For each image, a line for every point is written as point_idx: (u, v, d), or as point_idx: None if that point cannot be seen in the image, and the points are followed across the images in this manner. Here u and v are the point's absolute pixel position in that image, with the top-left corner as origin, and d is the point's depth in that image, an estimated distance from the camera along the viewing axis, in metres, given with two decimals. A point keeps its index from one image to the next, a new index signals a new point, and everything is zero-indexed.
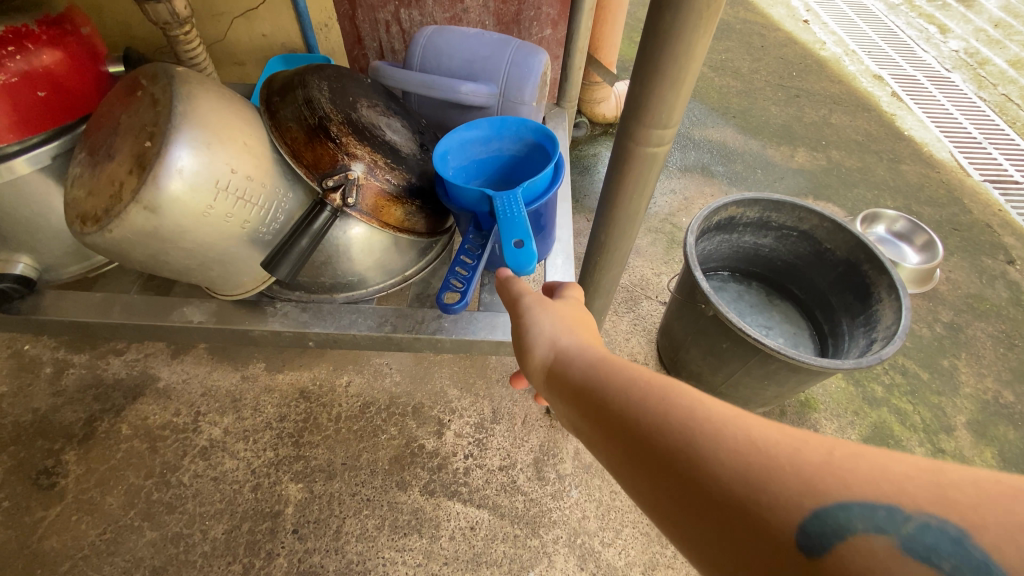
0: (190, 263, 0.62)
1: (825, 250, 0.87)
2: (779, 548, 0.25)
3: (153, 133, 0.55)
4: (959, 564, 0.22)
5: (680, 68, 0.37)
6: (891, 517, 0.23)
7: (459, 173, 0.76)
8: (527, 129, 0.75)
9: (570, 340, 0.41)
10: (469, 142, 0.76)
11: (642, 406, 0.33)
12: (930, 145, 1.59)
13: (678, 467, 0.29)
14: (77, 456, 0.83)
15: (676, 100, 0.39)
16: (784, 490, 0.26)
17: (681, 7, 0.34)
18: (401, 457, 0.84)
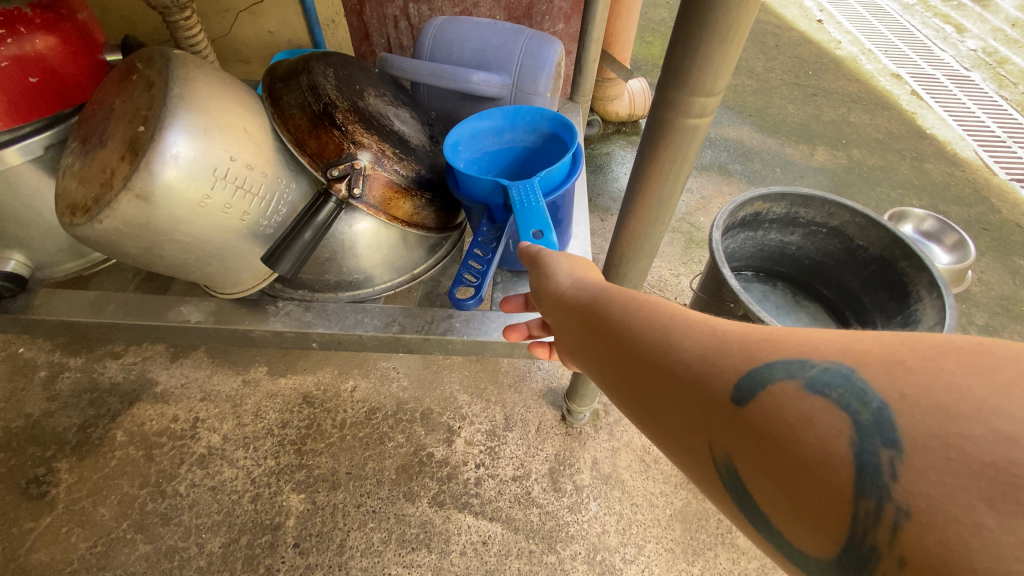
0: (187, 258, 0.58)
1: (856, 247, 0.83)
2: (721, 410, 0.26)
3: (147, 117, 0.52)
4: (844, 393, 0.22)
5: (732, 22, 0.32)
6: (803, 367, 0.24)
7: (471, 165, 0.72)
8: (543, 118, 0.71)
9: (579, 272, 0.42)
10: (481, 133, 0.72)
11: (635, 317, 0.33)
12: (953, 144, 1.54)
13: (651, 356, 0.31)
14: (69, 465, 0.79)
15: (724, 65, 0.35)
16: (732, 360, 0.27)
17: None
18: (409, 466, 0.79)
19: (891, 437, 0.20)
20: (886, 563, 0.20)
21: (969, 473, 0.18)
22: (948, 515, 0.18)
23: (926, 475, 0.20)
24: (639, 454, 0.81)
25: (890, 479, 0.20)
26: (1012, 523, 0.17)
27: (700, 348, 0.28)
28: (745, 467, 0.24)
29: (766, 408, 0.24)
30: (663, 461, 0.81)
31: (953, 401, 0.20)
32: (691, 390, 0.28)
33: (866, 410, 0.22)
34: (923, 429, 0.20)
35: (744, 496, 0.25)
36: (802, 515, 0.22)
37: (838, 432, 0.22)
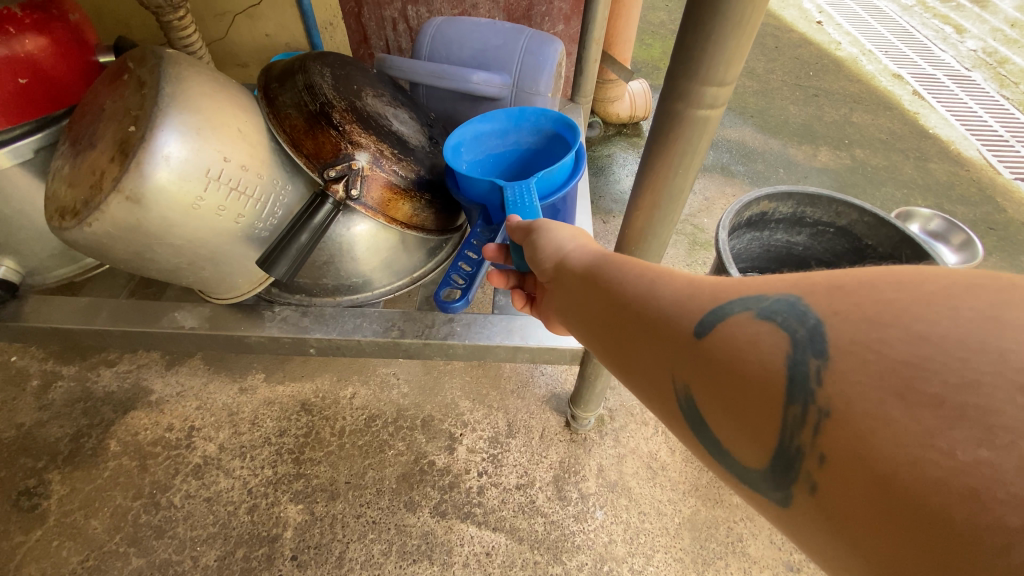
0: (180, 262, 0.57)
1: (865, 247, 0.81)
2: (687, 345, 0.27)
3: (138, 117, 0.50)
4: (787, 316, 0.24)
5: (746, 8, 0.31)
6: (758, 299, 0.25)
7: (473, 167, 0.70)
8: (546, 118, 0.69)
9: (575, 244, 0.42)
10: (483, 134, 0.71)
11: (622, 276, 0.35)
12: (957, 143, 1.53)
13: (632, 310, 0.32)
14: (62, 476, 0.77)
15: (737, 54, 0.33)
16: (701, 302, 0.28)
17: None
18: (409, 475, 0.77)
19: (821, 347, 0.22)
20: (807, 461, 0.21)
21: (883, 371, 0.20)
22: (865, 413, 0.20)
23: (847, 377, 0.21)
24: (646, 460, 0.79)
25: (815, 386, 0.21)
26: (917, 413, 0.19)
27: (675, 299, 0.30)
28: (702, 399, 0.26)
29: (720, 338, 0.26)
30: (670, 468, 0.79)
31: (877, 311, 0.21)
32: (663, 335, 0.29)
33: (803, 327, 0.23)
34: (849, 337, 0.21)
35: (700, 423, 0.26)
36: (745, 434, 0.24)
37: (778, 349, 0.23)
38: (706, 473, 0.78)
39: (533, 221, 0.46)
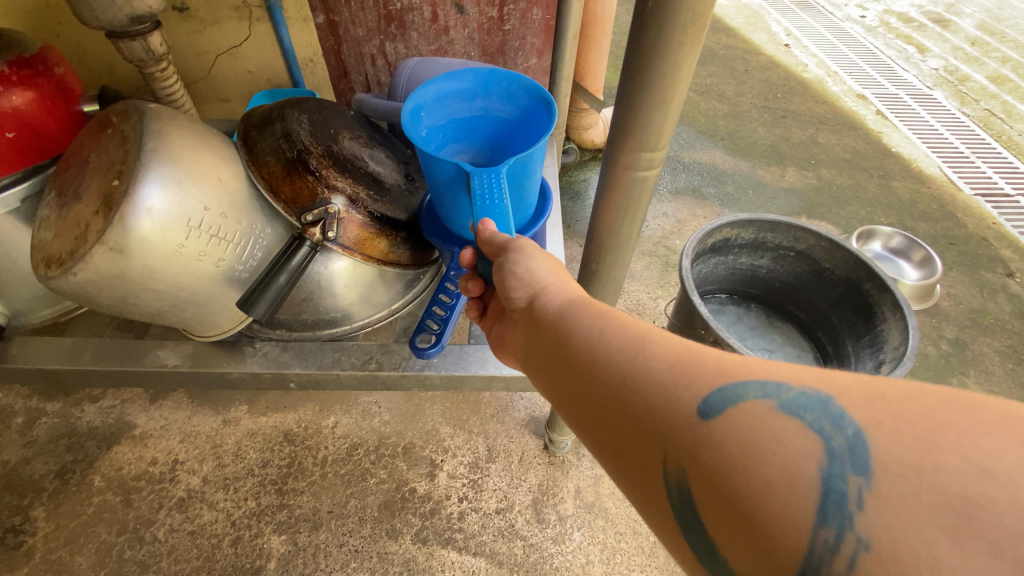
0: (163, 305, 0.59)
1: (823, 270, 0.85)
2: (686, 420, 0.28)
3: (121, 172, 0.53)
4: (819, 416, 0.25)
5: (668, 89, 0.35)
6: (778, 390, 0.27)
7: (434, 134, 0.61)
8: (521, 87, 0.59)
9: (556, 286, 0.44)
10: (448, 96, 0.60)
11: (605, 333, 0.37)
12: (919, 161, 1.60)
13: (618, 368, 0.34)
14: (46, 512, 0.78)
15: (664, 125, 0.38)
16: (703, 375, 0.30)
17: (665, 24, 0.32)
18: (391, 502, 0.79)
19: (863, 466, 0.23)
20: None
21: (939, 506, 0.21)
22: (912, 546, 0.20)
23: (894, 505, 0.22)
24: None
25: (854, 508, 0.22)
26: (976, 561, 0.19)
27: (671, 366, 0.32)
28: (695, 479, 0.27)
29: (734, 424, 0.27)
30: None
31: (934, 435, 0.22)
32: (655, 401, 0.31)
33: (840, 436, 0.24)
34: (896, 458, 0.22)
35: (691, 510, 0.27)
36: (744, 530, 0.24)
37: (808, 454, 0.25)
38: None
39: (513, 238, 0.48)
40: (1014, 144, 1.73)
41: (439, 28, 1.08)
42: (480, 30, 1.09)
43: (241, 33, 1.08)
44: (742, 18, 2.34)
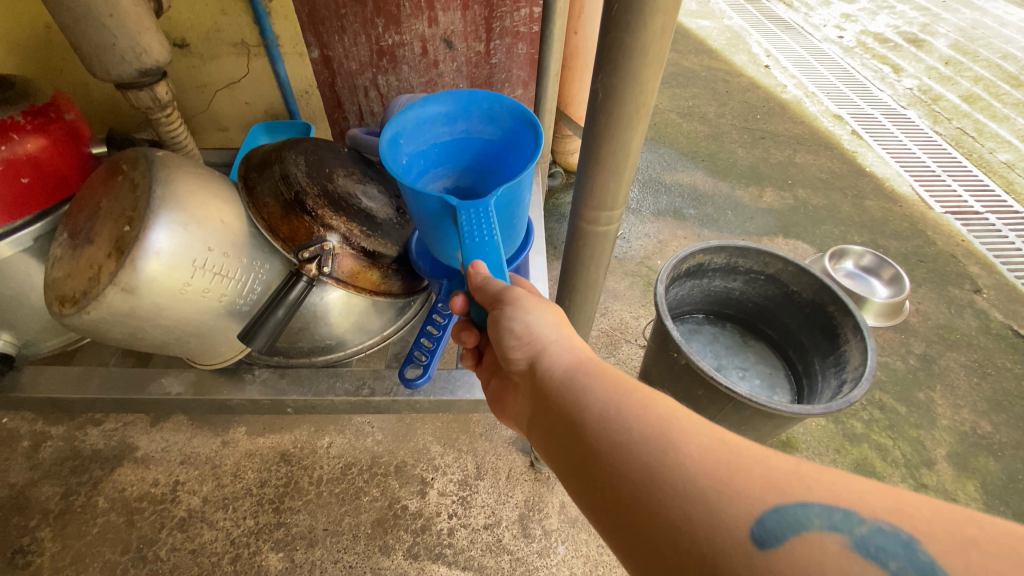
0: (169, 338, 0.63)
1: (791, 292, 0.91)
2: (737, 540, 0.30)
3: (132, 218, 0.57)
4: (903, 565, 0.27)
5: (619, 157, 0.45)
6: (849, 523, 0.29)
7: (415, 158, 0.62)
8: (503, 107, 0.60)
9: (568, 356, 0.46)
10: (428, 120, 0.61)
11: (624, 416, 0.38)
12: (892, 180, 1.67)
13: (645, 461, 0.35)
14: (52, 533, 0.81)
15: (619, 186, 0.47)
16: (751, 489, 0.32)
17: (614, 110, 0.42)
18: (384, 520, 0.83)
19: None
20: None
21: None
22: None
23: None
24: None
25: None
26: None
27: (711, 475, 0.33)
28: None
29: (797, 556, 0.28)
30: None
31: None
32: (689, 506, 0.32)
33: None
34: None
35: None
36: None
37: None
38: None
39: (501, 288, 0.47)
40: (984, 162, 1.80)
41: (429, 62, 1.13)
42: (468, 63, 1.14)
43: (239, 68, 1.14)
44: (724, 40, 2.42)
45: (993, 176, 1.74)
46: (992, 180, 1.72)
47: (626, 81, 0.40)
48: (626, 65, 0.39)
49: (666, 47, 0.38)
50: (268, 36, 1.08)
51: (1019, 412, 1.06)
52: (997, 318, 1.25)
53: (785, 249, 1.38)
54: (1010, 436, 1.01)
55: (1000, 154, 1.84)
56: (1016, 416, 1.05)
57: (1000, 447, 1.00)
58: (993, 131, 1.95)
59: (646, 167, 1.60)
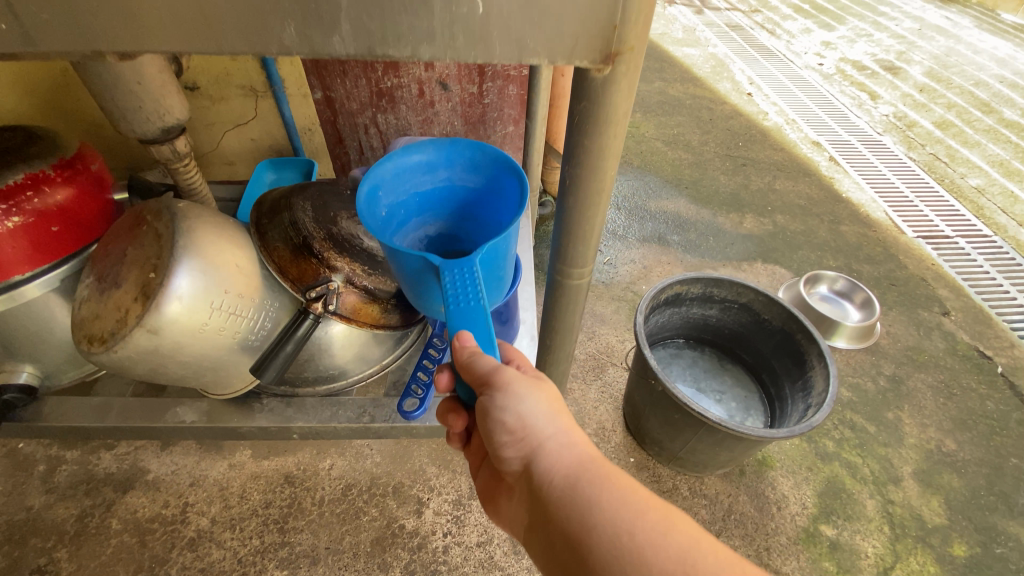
0: (186, 372, 0.69)
1: (763, 320, 0.97)
2: None
3: (156, 265, 0.64)
4: None
5: (584, 227, 0.51)
6: None
7: (395, 208, 0.64)
8: (483, 156, 0.63)
9: (569, 456, 0.50)
10: (409, 170, 0.64)
11: (636, 540, 0.43)
12: (866, 206, 1.75)
13: None
14: (68, 554, 0.86)
15: (587, 250, 0.54)
16: None
17: (579, 193, 0.48)
18: (382, 538, 0.88)
19: None
20: None
21: None
22: None
23: None
24: None
25: None
26: None
27: None
28: None
29: None
30: None
31: None
32: None
33: None
34: None
35: None
36: None
37: None
38: None
39: (494, 372, 0.50)
40: (956, 187, 1.88)
41: (425, 102, 1.20)
42: (462, 103, 1.21)
43: (247, 108, 1.21)
44: (708, 67, 2.53)
45: (964, 200, 1.82)
46: (962, 205, 1.80)
47: (587, 172, 0.46)
48: (587, 160, 0.45)
49: (620, 146, 0.44)
50: (275, 80, 1.15)
51: (982, 430, 1.12)
52: (964, 339, 1.32)
53: (764, 273, 1.46)
54: (973, 454, 1.08)
55: (972, 179, 1.93)
56: (979, 434, 1.11)
57: (964, 464, 1.06)
58: (965, 156, 2.03)
59: (632, 194, 1.68)
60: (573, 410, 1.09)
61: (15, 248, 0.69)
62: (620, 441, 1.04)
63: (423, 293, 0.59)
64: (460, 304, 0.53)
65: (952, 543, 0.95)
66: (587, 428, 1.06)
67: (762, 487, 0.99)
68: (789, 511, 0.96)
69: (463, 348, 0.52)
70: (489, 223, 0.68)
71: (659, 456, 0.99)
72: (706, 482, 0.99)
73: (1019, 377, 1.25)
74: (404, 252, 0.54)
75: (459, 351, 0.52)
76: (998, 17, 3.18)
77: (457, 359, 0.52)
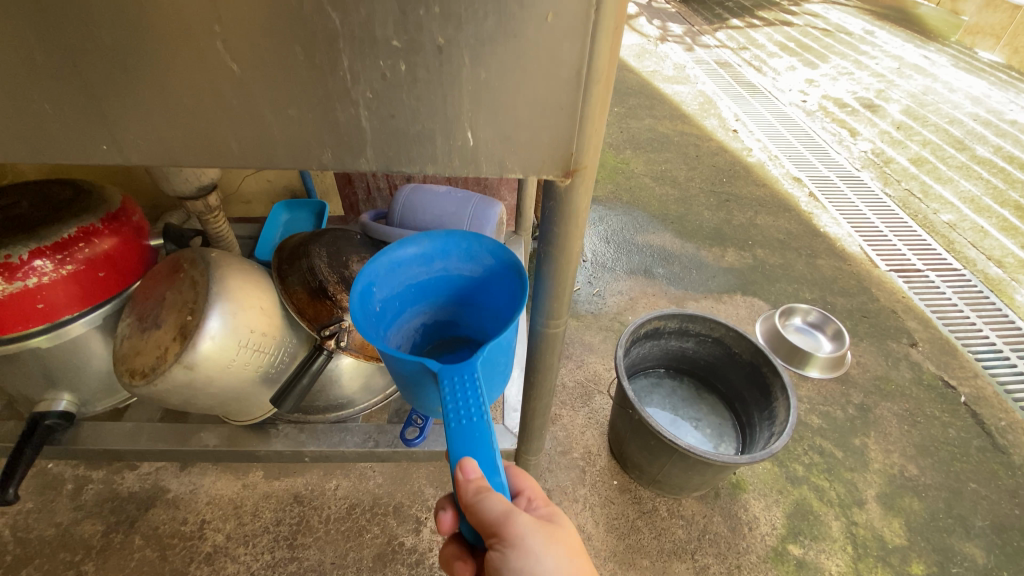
0: (213, 401, 0.78)
1: (734, 353, 1.06)
2: None
3: (193, 309, 0.73)
4: None
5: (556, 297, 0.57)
6: None
7: (389, 301, 0.62)
8: (481, 247, 0.61)
9: None
10: (404, 263, 0.62)
11: None
12: (842, 240, 1.86)
13: None
14: (94, 567, 0.94)
15: (559, 312, 0.60)
16: None
17: (549, 271, 0.54)
18: (383, 554, 0.96)
19: None
20: None
21: None
22: None
23: None
24: None
25: None
26: None
27: None
28: None
29: None
30: (594, 537, 1.01)
31: None
32: None
33: None
34: None
35: None
36: None
37: None
38: (622, 541, 1.01)
39: (512, 530, 0.46)
40: (929, 222, 1.99)
41: None
42: None
43: None
44: (696, 105, 2.67)
45: (935, 235, 1.93)
46: (934, 239, 1.91)
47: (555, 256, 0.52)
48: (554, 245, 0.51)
49: (582, 236, 0.50)
50: None
51: (943, 456, 1.20)
52: (930, 369, 1.41)
53: (743, 305, 1.56)
54: (934, 479, 1.15)
55: (944, 214, 2.03)
56: (940, 460, 1.19)
57: (924, 488, 1.14)
58: (939, 192, 2.14)
59: (621, 229, 1.79)
60: (562, 435, 1.18)
61: (66, 292, 0.78)
62: (604, 465, 1.13)
63: (420, 394, 0.57)
64: (461, 420, 0.49)
65: (910, 562, 1.02)
66: (574, 452, 1.15)
67: (735, 508, 1.07)
68: (760, 531, 1.04)
69: (468, 481, 0.46)
70: (488, 312, 0.66)
71: (640, 479, 1.07)
72: (684, 504, 1.06)
73: (981, 406, 1.33)
74: (401, 357, 0.52)
75: (464, 487, 0.46)
76: (976, 55, 3.33)
77: (463, 497, 0.46)
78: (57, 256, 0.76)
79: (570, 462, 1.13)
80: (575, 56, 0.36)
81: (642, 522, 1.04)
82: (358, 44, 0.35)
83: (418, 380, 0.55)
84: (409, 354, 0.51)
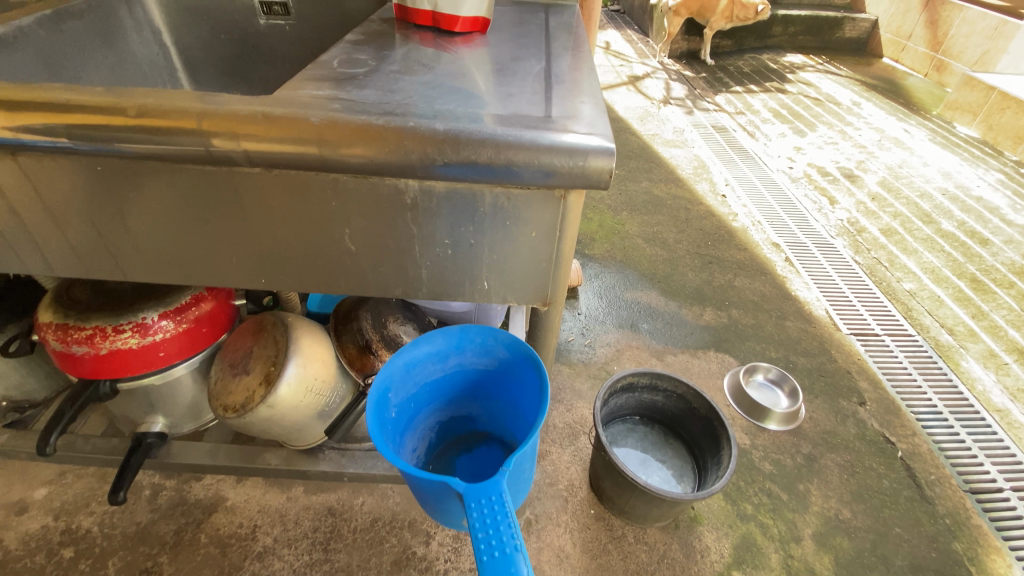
0: (282, 430, 1.03)
1: (693, 407, 1.30)
2: None
3: (275, 361, 0.99)
4: None
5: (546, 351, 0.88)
6: None
7: (407, 393, 0.86)
8: (495, 340, 0.86)
9: None
10: (420, 362, 0.86)
11: None
12: (811, 303, 2.10)
13: None
14: (169, 558, 1.17)
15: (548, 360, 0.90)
16: None
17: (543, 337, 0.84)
18: (399, 560, 1.18)
19: None
20: None
21: None
22: None
23: None
24: (557, 551, 1.24)
25: None
26: None
27: None
28: None
29: None
30: (572, 556, 1.23)
31: None
32: None
33: None
34: None
35: None
36: None
37: None
38: (594, 560, 1.23)
39: None
40: (892, 289, 2.22)
41: None
42: None
43: None
44: (690, 169, 2.96)
45: (896, 301, 2.16)
46: (894, 305, 2.13)
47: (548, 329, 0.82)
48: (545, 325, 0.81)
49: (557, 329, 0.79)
50: None
51: (875, 503, 1.41)
52: (873, 426, 1.62)
53: (715, 360, 1.80)
54: (864, 522, 1.36)
55: (907, 283, 2.25)
56: (872, 506, 1.40)
57: (854, 530, 1.34)
58: (904, 262, 2.37)
59: (614, 286, 2.05)
60: (551, 469, 1.41)
61: (178, 343, 1.04)
62: (584, 496, 1.35)
63: (448, 504, 0.73)
64: (493, 553, 0.59)
65: None
66: (560, 483, 1.37)
67: (691, 538, 1.28)
68: (710, 558, 1.25)
69: None
70: (504, 397, 0.92)
71: (612, 509, 1.29)
72: (648, 532, 1.28)
73: (915, 461, 1.54)
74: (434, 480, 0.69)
75: None
76: (954, 130, 3.61)
77: None
78: (176, 316, 1.02)
79: (555, 492, 1.36)
80: (548, 252, 0.62)
81: (612, 545, 1.25)
82: (424, 241, 0.61)
83: (443, 490, 0.72)
84: (438, 478, 0.68)
